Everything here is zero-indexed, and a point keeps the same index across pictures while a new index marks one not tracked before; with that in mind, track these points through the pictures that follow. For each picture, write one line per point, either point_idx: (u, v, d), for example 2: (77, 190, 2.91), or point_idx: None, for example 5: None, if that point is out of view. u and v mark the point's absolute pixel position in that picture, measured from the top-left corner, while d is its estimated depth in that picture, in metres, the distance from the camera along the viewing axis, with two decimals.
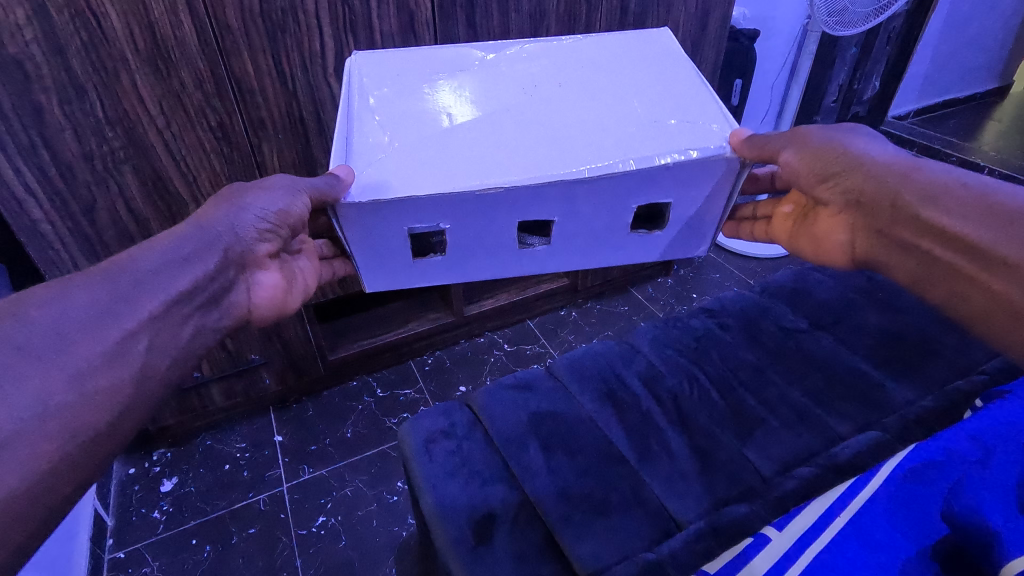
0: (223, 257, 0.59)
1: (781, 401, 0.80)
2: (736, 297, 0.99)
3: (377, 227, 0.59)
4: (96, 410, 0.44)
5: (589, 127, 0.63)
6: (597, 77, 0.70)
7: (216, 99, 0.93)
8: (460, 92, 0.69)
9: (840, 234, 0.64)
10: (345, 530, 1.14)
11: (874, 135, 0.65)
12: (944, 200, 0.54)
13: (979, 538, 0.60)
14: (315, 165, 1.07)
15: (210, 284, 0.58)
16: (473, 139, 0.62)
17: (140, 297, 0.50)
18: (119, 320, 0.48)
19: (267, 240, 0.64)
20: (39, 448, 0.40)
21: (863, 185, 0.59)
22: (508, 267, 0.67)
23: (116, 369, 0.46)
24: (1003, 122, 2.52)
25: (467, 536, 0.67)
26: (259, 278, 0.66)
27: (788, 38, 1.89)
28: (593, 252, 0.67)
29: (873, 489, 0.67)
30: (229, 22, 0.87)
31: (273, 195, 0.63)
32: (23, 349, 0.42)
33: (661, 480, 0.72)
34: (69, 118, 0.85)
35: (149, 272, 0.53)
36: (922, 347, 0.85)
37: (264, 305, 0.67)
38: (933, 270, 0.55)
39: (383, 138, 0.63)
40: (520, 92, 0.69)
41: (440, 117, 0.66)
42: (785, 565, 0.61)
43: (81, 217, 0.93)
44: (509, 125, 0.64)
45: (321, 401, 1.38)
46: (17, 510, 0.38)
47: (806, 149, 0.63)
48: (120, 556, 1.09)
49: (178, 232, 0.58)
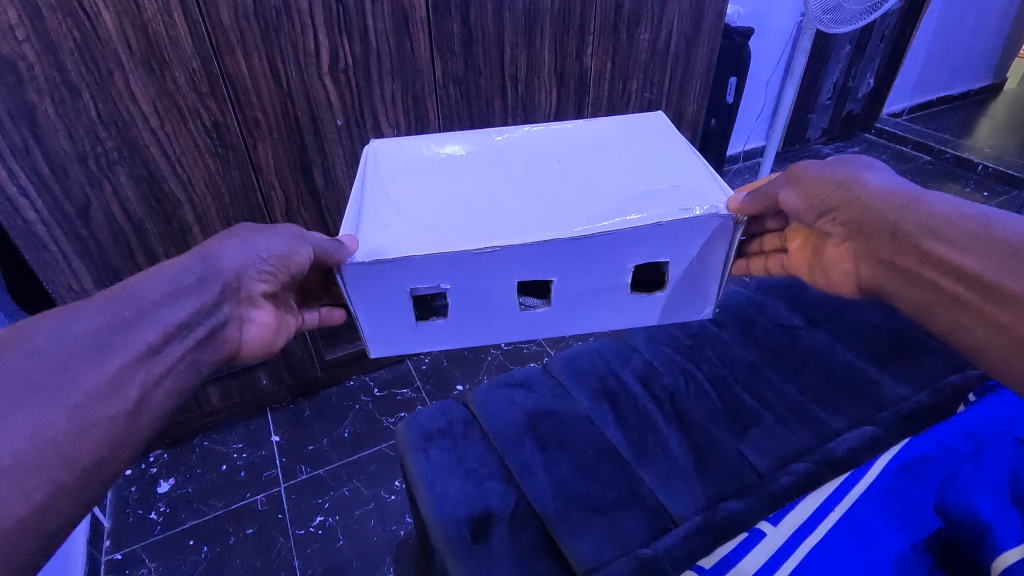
0: (219, 291, 0.60)
1: (776, 396, 0.80)
2: (730, 294, 1.00)
3: (379, 289, 0.59)
4: (92, 443, 0.45)
5: (586, 191, 0.64)
6: (597, 155, 0.71)
7: (210, 99, 0.92)
8: (466, 169, 0.70)
9: (846, 263, 0.63)
10: (343, 529, 1.13)
11: (876, 163, 0.64)
12: (944, 230, 0.54)
13: (969, 533, 0.63)
14: (309, 165, 1.07)
15: (205, 318, 0.59)
16: (480, 210, 0.63)
17: (140, 329, 0.51)
18: (118, 352, 0.49)
19: (264, 281, 0.65)
20: (37, 480, 0.41)
21: (862, 216, 0.59)
22: (512, 331, 0.67)
23: (113, 403, 0.47)
24: (996, 120, 2.55)
25: (464, 533, 0.67)
26: (253, 315, 0.66)
27: (783, 36, 1.91)
28: (598, 309, 0.66)
29: (868, 483, 0.68)
30: (222, 23, 0.87)
31: (275, 238, 0.64)
32: (24, 378, 0.43)
33: (658, 477, 0.72)
34: (63, 119, 0.85)
35: (151, 302, 0.53)
36: (914, 342, 0.86)
37: (253, 344, 0.67)
38: (936, 298, 0.54)
39: (395, 209, 0.64)
40: (522, 168, 0.69)
41: (449, 188, 0.67)
42: (780, 558, 0.62)
43: (76, 218, 0.93)
44: (511, 196, 0.64)
45: (317, 400, 1.38)
46: (13, 537, 0.39)
47: (803, 185, 0.64)
48: (117, 558, 1.09)
49: (180, 261, 0.59)
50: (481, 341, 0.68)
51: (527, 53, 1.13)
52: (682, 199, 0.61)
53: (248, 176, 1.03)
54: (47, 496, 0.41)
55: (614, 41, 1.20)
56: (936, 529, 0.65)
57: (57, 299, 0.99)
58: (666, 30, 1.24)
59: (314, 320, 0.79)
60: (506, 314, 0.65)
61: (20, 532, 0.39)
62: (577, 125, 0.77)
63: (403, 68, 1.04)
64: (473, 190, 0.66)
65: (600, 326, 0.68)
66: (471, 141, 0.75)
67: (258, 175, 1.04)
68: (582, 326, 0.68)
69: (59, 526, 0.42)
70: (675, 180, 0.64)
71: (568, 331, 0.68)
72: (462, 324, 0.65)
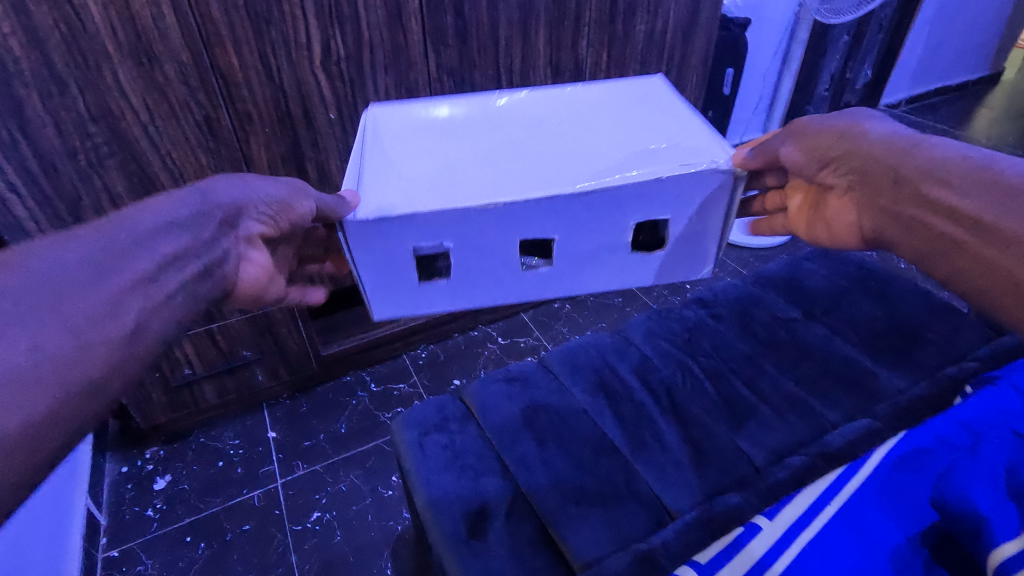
0: (218, 226, 0.55)
1: (773, 389, 0.80)
2: (728, 288, 0.99)
3: (382, 245, 0.59)
4: (93, 364, 0.39)
5: (592, 147, 0.64)
6: (598, 117, 0.70)
7: (201, 92, 0.91)
8: (473, 127, 0.70)
9: (849, 215, 0.61)
10: (340, 525, 1.13)
11: (876, 114, 0.62)
12: (946, 174, 0.52)
13: (966, 526, 0.59)
14: (303, 158, 1.06)
15: (206, 251, 0.53)
16: (482, 169, 0.62)
17: (135, 255, 0.46)
18: (115, 275, 0.44)
19: (262, 224, 0.60)
20: (35, 397, 0.36)
21: (864, 165, 0.57)
22: (514, 293, 0.66)
23: (112, 324, 0.41)
24: (994, 110, 2.54)
25: (461, 529, 0.67)
26: (251, 255, 0.60)
27: (780, 27, 1.90)
28: (599, 270, 0.65)
29: (863, 477, 0.68)
30: (212, 14, 0.86)
31: (273, 184, 0.61)
32: (14, 299, 0.38)
33: (655, 471, 0.72)
34: (51, 113, 0.84)
35: (148, 230, 0.48)
36: (911, 334, 0.86)
37: (247, 287, 0.61)
38: (936, 244, 0.53)
39: (397, 170, 0.63)
40: (522, 130, 0.68)
41: (454, 147, 0.66)
42: (778, 551, 0.62)
43: (67, 213, 0.92)
44: (512, 156, 0.63)
45: (314, 395, 1.38)
46: (13, 451, 0.34)
47: (804, 139, 0.61)
48: (114, 555, 1.09)
49: (173, 194, 0.54)
50: (484, 304, 0.67)
51: (522, 45, 1.12)
52: (690, 152, 0.61)
53: (241, 171, 1.02)
54: (46, 417, 0.36)
55: (611, 32, 1.19)
56: (931, 522, 0.63)
57: None
58: (663, 21, 1.23)
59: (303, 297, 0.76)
60: (508, 276, 0.64)
61: (15, 452, 0.34)
62: (582, 84, 0.77)
63: (397, 60, 1.03)
64: (477, 148, 0.66)
65: (600, 287, 0.67)
66: (470, 105, 0.74)
67: (251, 169, 1.02)
68: (581, 288, 0.67)
69: (56, 452, 0.37)
70: (680, 135, 0.64)
71: (570, 293, 0.67)
72: (465, 285, 0.64)
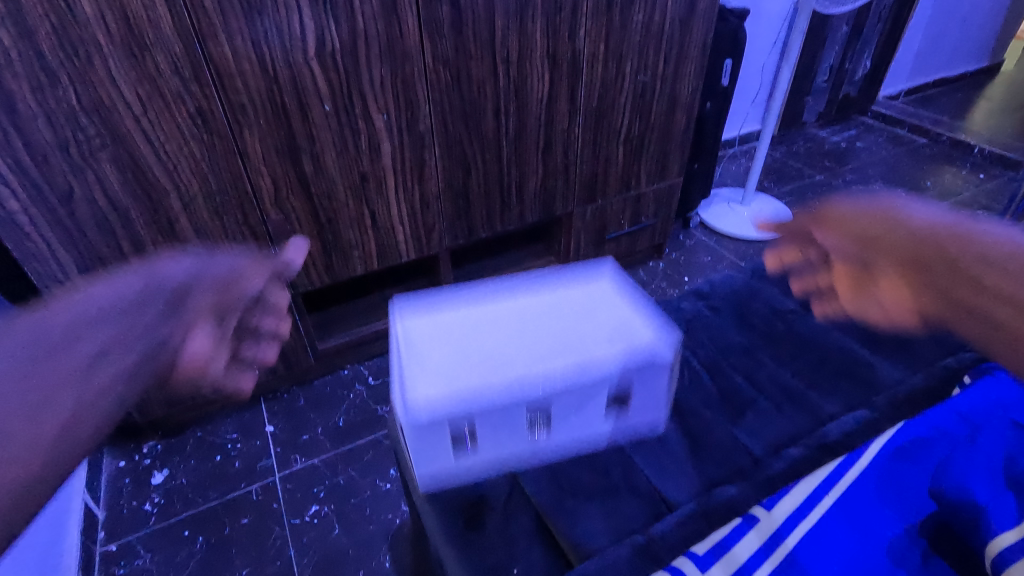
0: (163, 305, 0.54)
1: (771, 380, 0.80)
2: (726, 280, 0.99)
3: (427, 434, 0.58)
4: (17, 458, 0.39)
5: (579, 318, 0.62)
6: (584, 294, 0.66)
7: (194, 83, 0.90)
8: (470, 305, 0.63)
9: (904, 293, 0.56)
10: (339, 518, 1.13)
11: (925, 198, 0.61)
12: (1002, 261, 0.49)
13: (965, 517, 0.57)
14: (299, 152, 1.04)
15: (155, 327, 0.52)
16: (505, 355, 0.58)
17: (75, 344, 0.46)
18: (52, 363, 0.44)
19: (206, 298, 0.58)
20: None
21: (909, 245, 0.56)
22: (517, 459, 0.68)
23: (44, 416, 0.41)
24: (993, 102, 2.53)
25: (457, 522, 0.66)
26: (190, 333, 0.54)
27: (778, 18, 1.89)
28: (579, 438, 0.68)
29: (861, 467, 0.65)
30: (204, 5, 0.85)
31: (218, 263, 0.62)
32: None
33: (652, 462, 0.72)
34: (42, 106, 0.83)
35: (87, 315, 0.49)
36: (908, 325, 0.86)
37: (186, 371, 0.53)
38: (990, 331, 0.48)
39: (426, 362, 0.58)
40: (527, 311, 0.63)
41: (472, 336, 0.60)
42: (776, 541, 0.59)
43: (59, 206, 0.91)
44: (529, 340, 0.60)
45: (311, 389, 1.38)
46: None
47: (851, 223, 0.62)
48: (112, 549, 1.08)
49: (120, 275, 0.55)
50: (496, 471, 0.68)
51: (518, 36, 1.11)
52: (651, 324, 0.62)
53: (236, 164, 1.01)
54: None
55: (607, 23, 1.19)
56: (931, 513, 0.62)
57: (42, 291, 0.97)
58: (660, 12, 1.23)
59: (240, 361, 0.61)
60: (519, 445, 0.65)
61: None
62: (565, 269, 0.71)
63: (392, 51, 1.02)
64: (488, 329, 0.61)
65: (578, 450, 0.70)
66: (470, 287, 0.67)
67: (245, 162, 1.01)
68: (565, 451, 0.70)
69: None
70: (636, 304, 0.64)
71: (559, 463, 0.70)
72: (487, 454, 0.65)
